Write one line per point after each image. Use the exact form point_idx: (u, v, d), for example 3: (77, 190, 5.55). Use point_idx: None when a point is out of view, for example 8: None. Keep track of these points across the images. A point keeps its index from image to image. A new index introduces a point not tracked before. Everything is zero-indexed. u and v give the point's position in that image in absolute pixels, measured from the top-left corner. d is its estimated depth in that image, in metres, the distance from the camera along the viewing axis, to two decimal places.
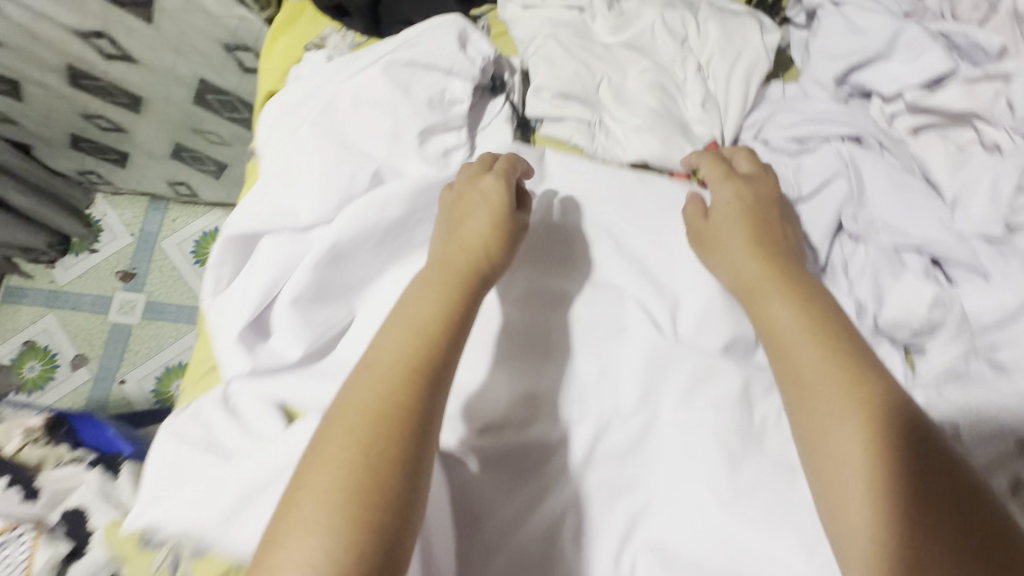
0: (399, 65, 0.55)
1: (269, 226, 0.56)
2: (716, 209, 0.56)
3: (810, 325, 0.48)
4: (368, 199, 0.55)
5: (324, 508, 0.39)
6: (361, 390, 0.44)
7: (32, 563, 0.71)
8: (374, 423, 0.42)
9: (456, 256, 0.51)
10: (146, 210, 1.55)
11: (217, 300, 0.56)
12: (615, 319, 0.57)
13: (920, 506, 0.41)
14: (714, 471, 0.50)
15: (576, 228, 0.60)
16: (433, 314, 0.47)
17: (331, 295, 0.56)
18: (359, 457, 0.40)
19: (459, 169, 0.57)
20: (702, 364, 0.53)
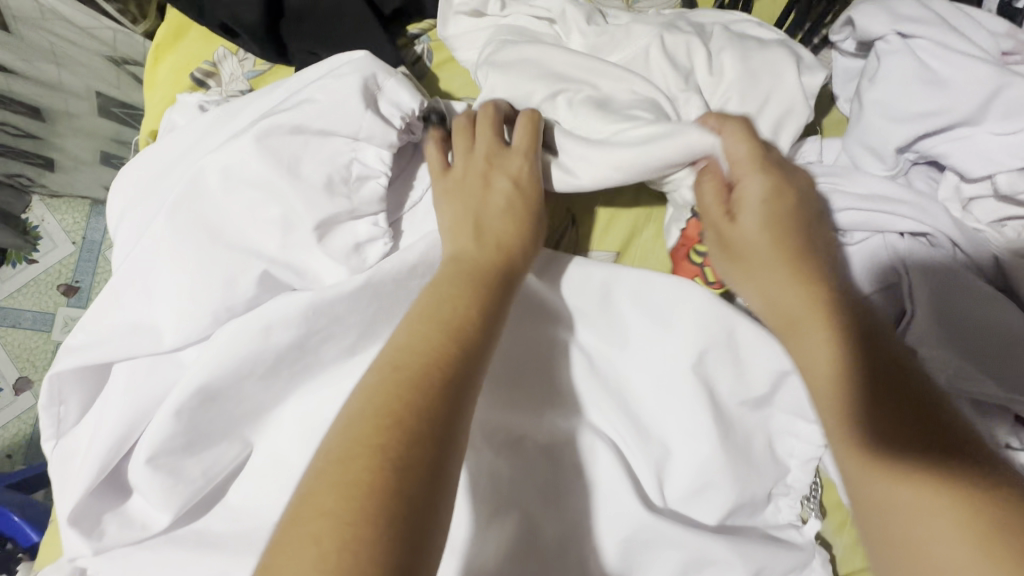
0: (276, 133, 0.41)
1: (121, 351, 0.42)
2: (745, 207, 0.41)
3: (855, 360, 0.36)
4: (251, 320, 0.41)
5: (333, 535, 0.27)
6: (378, 385, 0.33)
7: None
8: (398, 423, 0.31)
9: (493, 227, 0.42)
10: (89, 215, 1.39)
11: (62, 444, 0.43)
12: (584, 470, 0.43)
13: None
14: None
15: (537, 338, 0.46)
16: (470, 291, 0.38)
17: (210, 440, 0.42)
18: (382, 467, 0.29)
19: (373, 275, 0.42)
20: (695, 547, 0.40)
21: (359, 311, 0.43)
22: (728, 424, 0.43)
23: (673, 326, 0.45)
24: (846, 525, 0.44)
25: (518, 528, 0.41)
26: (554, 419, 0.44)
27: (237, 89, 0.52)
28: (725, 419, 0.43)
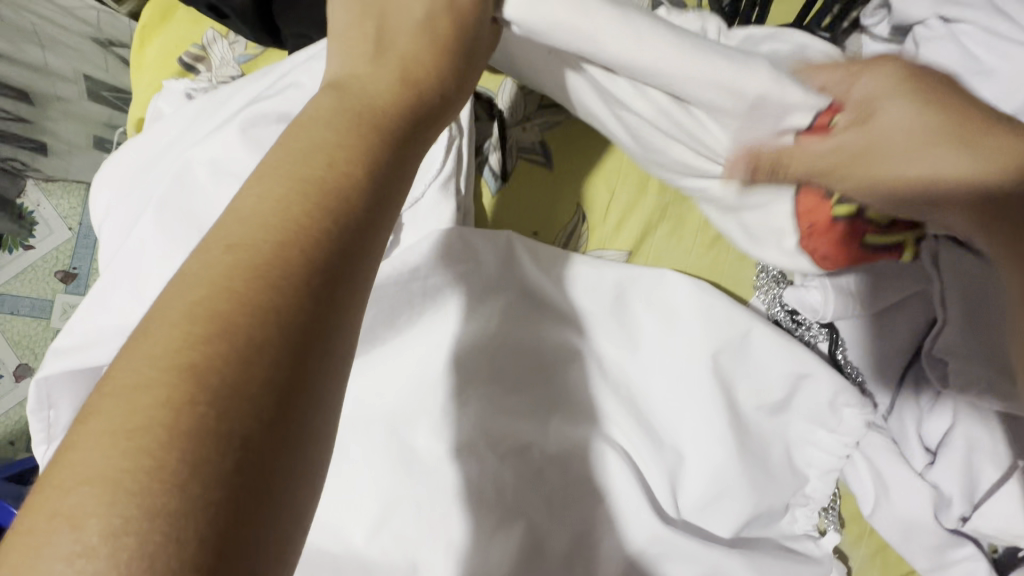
0: (260, 122, 0.39)
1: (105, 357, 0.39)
2: (883, 129, 0.31)
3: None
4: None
5: (113, 495, 0.18)
6: (204, 273, 0.23)
7: None
8: (225, 331, 0.21)
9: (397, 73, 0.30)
10: (84, 200, 1.37)
11: (52, 450, 0.41)
12: (592, 479, 0.41)
13: None
14: None
15: (544, 342, 0.44)
16: (354, 146, 0.27)
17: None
18: (197, 366, 0.20)
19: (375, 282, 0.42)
20: (709, 560, 0.39)
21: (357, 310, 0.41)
22: (743, 433, 0.41)
23: (685, 331, 0.43)
24: (863, 537, 0.43)
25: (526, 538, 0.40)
26: (562, 425, 0.42)
27: (229, 74, 0.49)
28: (741, 428, 0.41)
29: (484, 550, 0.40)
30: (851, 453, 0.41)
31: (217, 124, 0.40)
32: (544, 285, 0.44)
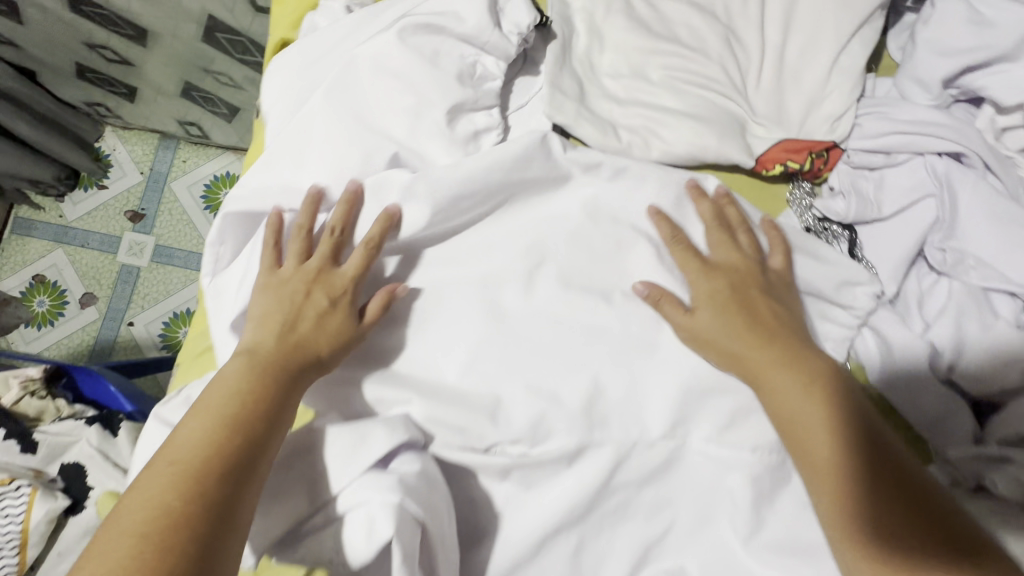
0: (415, 29, 0.50)
1: (273, 210, 0.51)
2: (699, 302, 0.49)
3: (816, 398, 0.44)
4: (376, 187, 0.49)
5: None
6: (134, 522, 0.35)
7: (30, 519, 0.69)
8: (180, 509, 0.35)
9: (302, 323, 0.47)
10: (156, 149, 1.48)
11: (216, 278, 0.53)
12: (647, 336, 0.51)
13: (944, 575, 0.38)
14: (735, 508, 0.49)
15: (611, 232, 0.54)
16: (253, 383, 0.43)
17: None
18: (171, 530, 0.34)
19: (486, 169, 0.51)
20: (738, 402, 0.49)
21: (472, 187, 0.50)
22: None
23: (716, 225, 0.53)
24: None
25: (590, 378, 0.51)
26: (624, 295, 0.52)
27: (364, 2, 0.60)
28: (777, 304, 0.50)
29: (559, 384, 0.50)
30: (861, 327, 0.49)
31: (372, 33, 0.51)
32: (613, 187, 0.54)
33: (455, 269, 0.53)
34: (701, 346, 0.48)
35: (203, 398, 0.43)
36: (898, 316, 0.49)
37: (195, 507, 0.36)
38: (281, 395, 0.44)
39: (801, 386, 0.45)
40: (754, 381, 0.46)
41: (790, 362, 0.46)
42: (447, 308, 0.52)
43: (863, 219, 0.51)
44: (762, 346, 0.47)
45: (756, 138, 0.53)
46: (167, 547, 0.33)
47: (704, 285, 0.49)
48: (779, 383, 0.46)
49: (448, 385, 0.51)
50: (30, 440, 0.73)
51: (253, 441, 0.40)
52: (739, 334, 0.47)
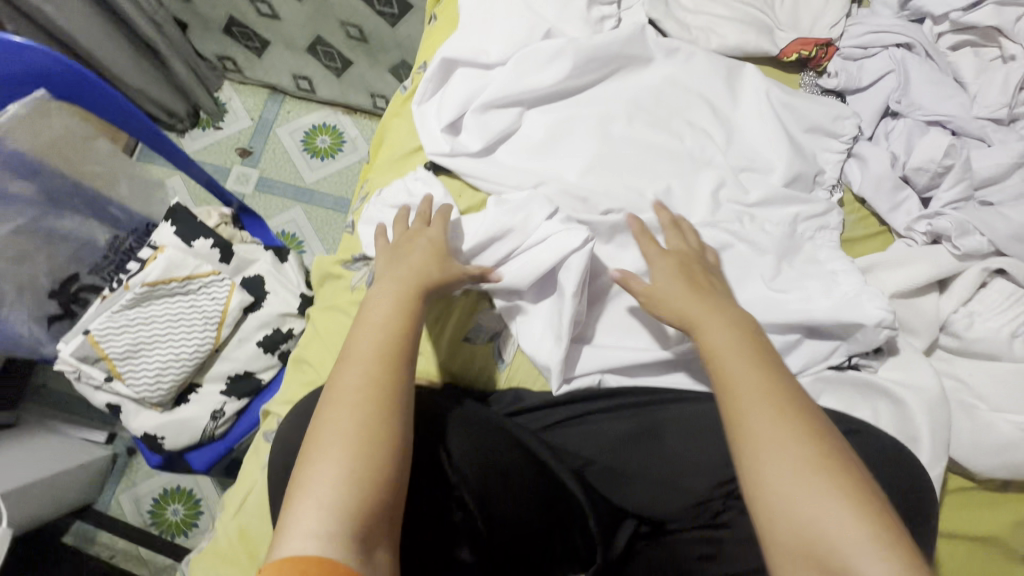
0: None
1: (468, 60, 0.79)
2: (655, 276, 0.66)
3: (739, 343, 0.58)
4: (542, 47, 0.78)
5: (335, 501, 0.48)
6: (328, 404, 0.54)
7: (229, 303, 0.92)
8: (372, 408, 0.53)
9: (422, 269, 0.64)
10: (265, 101, 1.75)
11: (422, 105, 0.80)
12: (706, 154, 0.78)
13: (838, 483, 0.47)
14: (766, 261, 0.72)
15: (684, 95, 0.81)
16: (398, 310, 0.60)
17: (508, 105, 0.79)
18: (367, 426, 0.52)
19: (609, 42, 0.78)
20: (770, 193, 0.75)
21: (598, 52, 0.78)
22: (796, 139, 0.77)
23: (750, 90, 0.80)
24: (853, 214, 0.77)
25: (670, 180, 0.77)
26: (692, 130, 0.79)
27: None
28: (795, 136, 0.77)
29: (648, 183, 0.77)
30: (847, 151, 0.77)
31: None
32: (686, 66, 0.81)
33: (579, 109, 0.80)
34: (654, 303, 0.64)
35: (361, 323, 0.60)
36: (871, 145, 0.76)
37: (377, 411, 0.53)
38: (416, 314, 0.61)
39: (728, 335, 0.59)
40: (693, 329, 0.61)
41: (720, 314, 0.61)
42: (576, 134, 0.79)
43: (850, 90, 0.79)
44: (696, 300, 0.62)
45: (782, 38, 0.81)
46: (361, 438, 0.51)
47: (660, 268, 0.66)
48: (714, 334, 0.59)
49: (573, 178, 0.77)
50: (227, 252, 0.95)
51: (403, 353, 0.58)
52: (686, 294, 0.63)
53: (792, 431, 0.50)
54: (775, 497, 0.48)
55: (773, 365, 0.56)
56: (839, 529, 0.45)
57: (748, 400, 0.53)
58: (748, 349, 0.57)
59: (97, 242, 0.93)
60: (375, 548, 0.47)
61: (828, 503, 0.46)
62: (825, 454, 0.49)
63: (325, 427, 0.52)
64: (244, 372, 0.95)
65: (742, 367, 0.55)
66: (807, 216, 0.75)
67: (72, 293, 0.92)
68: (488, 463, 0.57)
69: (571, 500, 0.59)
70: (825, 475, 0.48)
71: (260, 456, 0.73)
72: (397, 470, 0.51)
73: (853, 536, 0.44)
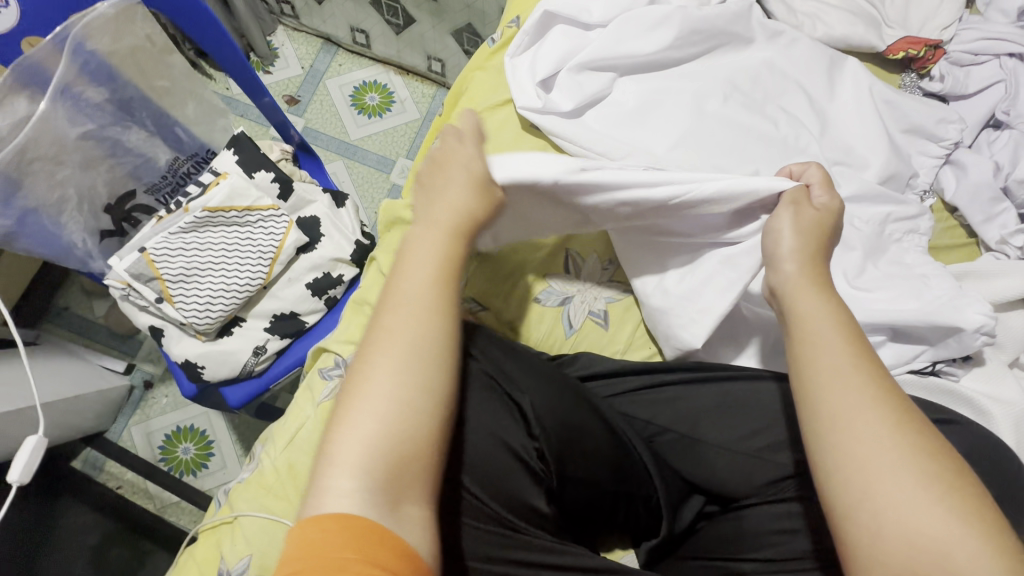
0: None
1: (569, 17, 0.77)
2: (804, 222, 0.59)
3: (846, 331, 0.51)
4: (648, 12, 0.76)
5: (367, 457, 0.42)
6: (361, 347, 0.48)
7: (285, 240, 0.89)
8: (407, 357, 0.46)
9: (460, 200, 0.56)
10: (318, 50, 1.72)
11: (515, 58, 0.78)
12: (799, 143, 0.76)
13: (973, 510, 0.41)
14: (852, 257, 0.70)
15: (782, 81, 0.79)
16: (434, 248, 0.53)
17: (602, 69, 0.77)
18: (400, 377, 0.45)
19: (717, 16, 0.76)
20: (864, 189, 0.73)
21: (704, 25, 0.76)
22: (894, 139, 0.75)
23: (851, 84, 0.78)
24: (942, 223, 0.75)
25: (761, 164, 0.75)
26: (787, 117, 0.77)
27: None
28: (893, 135, 0.75)
29: (738, 163, 0.75)
30: (946, 157, 0.75)
31: None
32: (788, 51, 0.79)
33: (674, 82, 0.78)
34: (798, 239, 0.58)
35: (399, 262, 0.53)
36: (973, 152, 0.75)
37: (414, 359, 0.46)
38: (459, 254, 0.54)
39: (840, 325, 0.52)
40: (793, 307, 0.55)
41: (825, 287, 0.55)
42: (669, 106, 0.77)
43: (954, 95, 0.77)
44: (812, 275, 0.56)
45: (890, 34, 0.79)
46: (393, 389, 0.45)
47: (808, 212, 0.59)
48: (816, 321, 0.53)
49: (662, 151, 0.75)
50: (287, 188, 0.93)
51: (444, 292, 0.50)
52: (809, 244, 0.58)
53: (907, 442, 0.45)
54: (896, 521, 0.42)
55: (879, 364, 0.50)
56: (971, 560, 0.39)
57: (864, 406, 0.47)
58: (860, 341, 0.51)
59: (156, 162, 0.90)
60: (403, 503, 0.42)
61: (959, 531, 0.40)
62: (947, 470, 0.43)
63: (359, 374, 0.46)
64: (290, 312, 0.93)
65: (841, 357, 0.50)
66: (897, 217, 0.73)
67: (125, 211, 0.89)
68: (569, 422, 0.52)
69: (641, 468, 0.57)
70: (945, 494, 0.42)
71: (313, 392, 0.72)
72: (428, 424, 0.45)
73: (981, 566, 0.39)
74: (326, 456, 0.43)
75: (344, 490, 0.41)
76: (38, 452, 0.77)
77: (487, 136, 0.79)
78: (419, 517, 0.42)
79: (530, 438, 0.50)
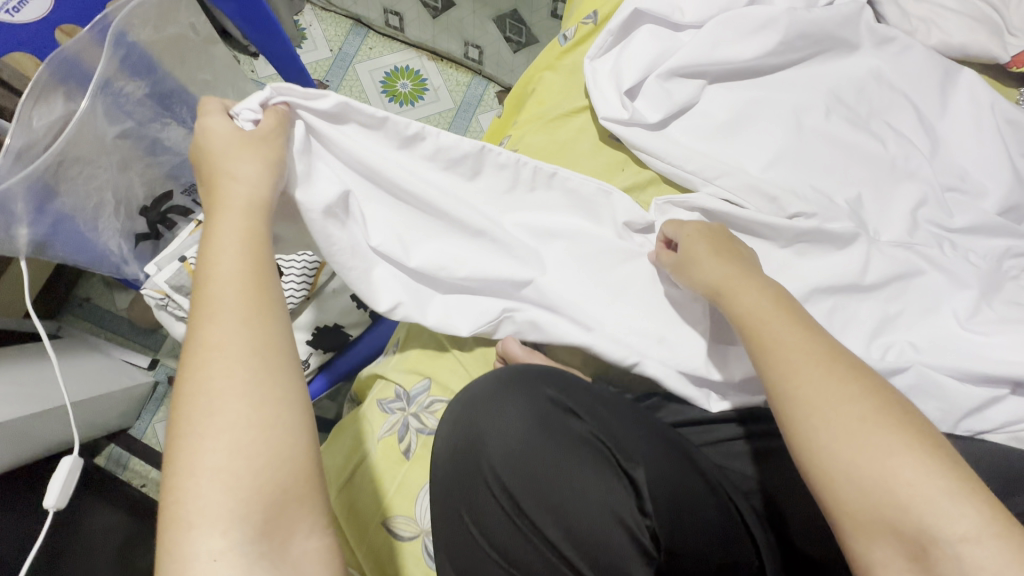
0: None
1: (659, 18, 0.69)
2: (686, 239, 0.60)
3: (771, 305, 0.50)
4: (745, 14, 0.68)
5: (232, 506, 0.37)
6: (180, 390, 0.41)
7: None
8: (239, 379, 0.41)
9: (264, 185, 0.51)
10: (347, 32, 1.63)
11: (596, 61, 0.70)
12: (908, 164, 0.69)
13: (908, 443, 0.40)
14: (967, 296, 0.64)
15: (888, 92, 0.71)
16: (244, 246, 0.47)
17: (692, 75, 0.70)
18: (236, 404, 0.40)
19: (823, 20, 0.69)
20: (981, 220, 0.66)
21: (807, 29, 0.68)
22: (1016, 163, 0.68)
23: (965, 98, 0.71)
24: None
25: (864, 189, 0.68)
26: (893, 133, 0.70)
27: None
28: (1014, 159, 0.68)
29: (840, 188, 0.68)
30: None
31: None
32: (896, 60, 0.71)
33: (769, 92, 0.71)
34: (681, 272, 0.60)
35: (198, 278, 0.45)
36: None
37: (247, 377, 0.41)
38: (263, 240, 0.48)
39: (766, 297, 0.51)
40: (722, 296, 0.54)
41: (747, 275, 0.54)
42: (764, 119, 0.70)
43: None
44: (724, 262, 0.56)
45: (1013, 44, 0.71)
46: (236, 417, 0.40)
47: (693, 229, 0.61)
48: (755, 307, 0.51)
49: (756, 171, 0.68)
50: None
51: (255, 288, 0.45)
52: (714, 258, 0.56)
53: (840, 391, 0.43)
54: (842, 472, 0.41)
55: (805, 320, 0.49)
56: (914, 491, 0.38)
57: (788, 363, 0.46)
58: (790, 305, 0.50)
59: (194, 160, 0.84)
60: (293, 534, 0.39)
61: (897, 464, 0.39)
62: (879, 410, 0.42)
63: (191, 418, 0.39)
64: (333, 324, 0.87)
65: (781, 327, 0.48)
66: (1017, 252, 0.66)
67: (161, 212, 0.84)
68: (679, 492, 0.45)
69: (749, 544, 0.49)
70: (882, 432, 0.41)
71: (369, 424, 0.66)
72: (291, 438, 0.41)
73: (930, 501, 0.38)
74: (173, 532, 0.37)
75: (216, 554, 0.36)
76: (74, 473, 0.72)
77: (561, 146, 0.72)
78: (316, 547, 0.40)
79: (643, 515, 0.43)
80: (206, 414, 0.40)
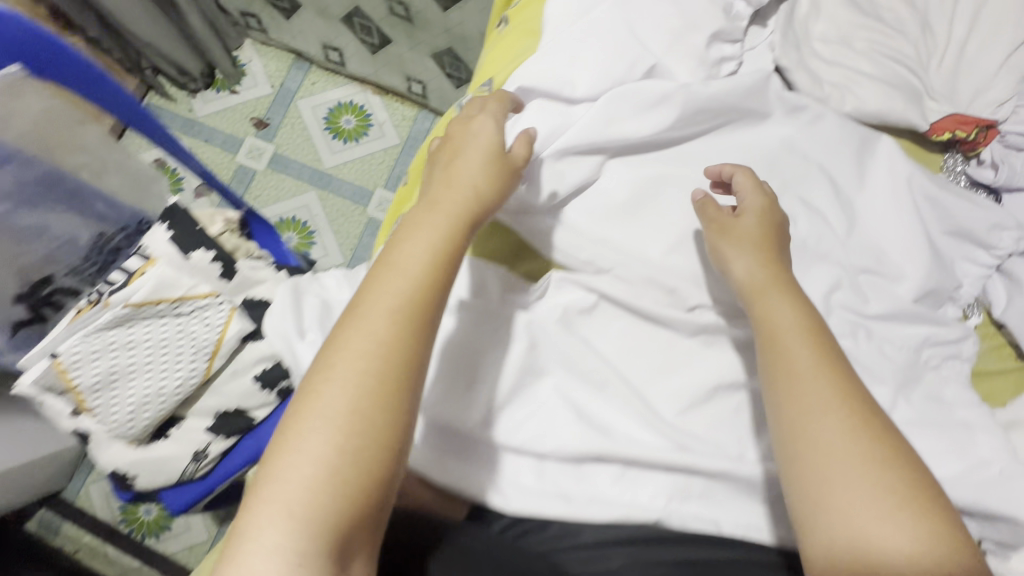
0: None
1: (547, 92, 0.64)
2: (746, 211, 0.59)
3: (804, 328, 0.52)
4: (641, 87, 0.63)
5: (310, 512, 0.39)
6: (311, 376, 0.45)
7: (226, 330, 0.78)
8: (381, 387, 0.43)
9: (478, 192, 0.53)
10: (289, 67, 1.57)
11: None
12: (824, 245, 0.63)
13: (914, 516, 0.43)
14: (883, 392, 0.58)
15: (803, 164, 0.65)
16: (432, 244, 0.49)
17: (589, 152, 0.64)
18: (364, 409, 0.42)
19: (727, 91, 0.64)
20: (898, 307, 0.61)
21: (709, 101, 0.63)
22: (935, 241, 0.64)
23: (884, 170, 0.66)
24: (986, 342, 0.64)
25: None
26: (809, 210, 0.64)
27: None
28: (931, 236, 0.64)
29: None
30: (994, 266, 0.64)
31: None
32: (810, 130, 0.66)
33: (673, 168, 0.66)
34: (723, 241, 0.58)
35: (372, 273, 0.48)
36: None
37: (388, 384, 0.43)
38: (459, 249, 0.50)
39: (805, 319, 0.53)
40: (756, 300, 0.54)
41: (780, 283, 0.55)
42: (671, 198, 0.65)
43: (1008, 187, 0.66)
44: (766, 268, 0.56)
45: (931, 112, 0.67)
46: (352, 431, 0.42)
47: (749, 222, 0.58)
48: (795, 321, 0.52)
49: (658, 258, 0.63)
50: (229, 267, 0.81)
51: (433, 300, 0.47)
52: (750, 254, 0.56)
53: (863, 443, 0.46)
54: (837, 523, 0.44)
55: (837, 359, 0.51)
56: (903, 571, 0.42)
57: (811, 402, 0.48)
58: (822, 333, 0.52)
59: (77, 241, 0.78)
60: (353, 557, 0.41)
61: (892, 525, 0.43)
62: (895, 480, 0.45)
63: (314, 409, 0.43)
64: (235, 409, 0.81)
65: (803, 355, 0.50)
66: (936, 341, 0.61)
67: (43, 297, 0.77)
68: None
69: None
70: (890, 492, 0.44)
71: None
72: (391, 464, 0.43)
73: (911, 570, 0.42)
74: (244, 519, 0.40)
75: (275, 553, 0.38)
76: None
77: None
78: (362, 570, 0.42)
79: None
80: (322, 404, 0.43)
